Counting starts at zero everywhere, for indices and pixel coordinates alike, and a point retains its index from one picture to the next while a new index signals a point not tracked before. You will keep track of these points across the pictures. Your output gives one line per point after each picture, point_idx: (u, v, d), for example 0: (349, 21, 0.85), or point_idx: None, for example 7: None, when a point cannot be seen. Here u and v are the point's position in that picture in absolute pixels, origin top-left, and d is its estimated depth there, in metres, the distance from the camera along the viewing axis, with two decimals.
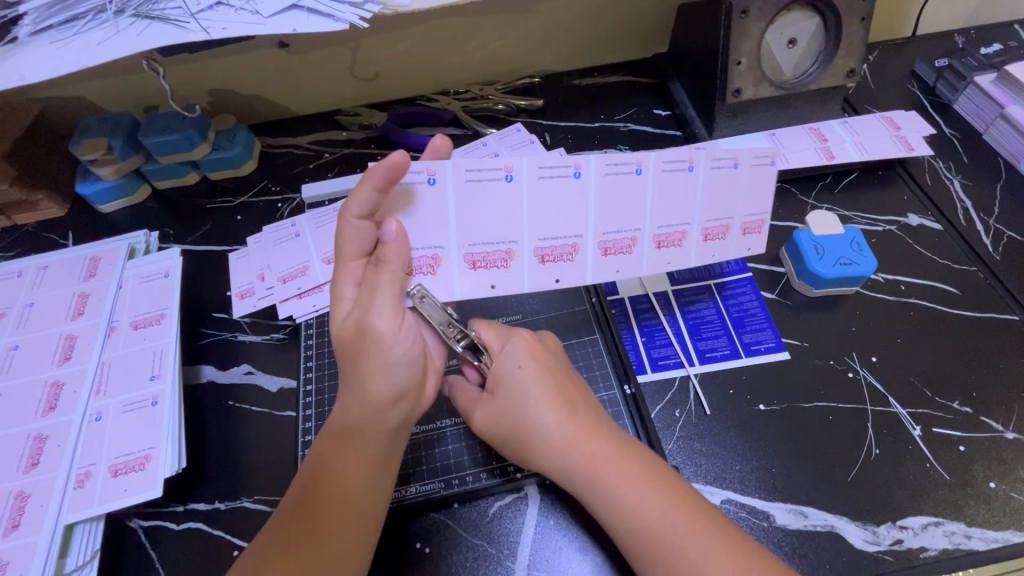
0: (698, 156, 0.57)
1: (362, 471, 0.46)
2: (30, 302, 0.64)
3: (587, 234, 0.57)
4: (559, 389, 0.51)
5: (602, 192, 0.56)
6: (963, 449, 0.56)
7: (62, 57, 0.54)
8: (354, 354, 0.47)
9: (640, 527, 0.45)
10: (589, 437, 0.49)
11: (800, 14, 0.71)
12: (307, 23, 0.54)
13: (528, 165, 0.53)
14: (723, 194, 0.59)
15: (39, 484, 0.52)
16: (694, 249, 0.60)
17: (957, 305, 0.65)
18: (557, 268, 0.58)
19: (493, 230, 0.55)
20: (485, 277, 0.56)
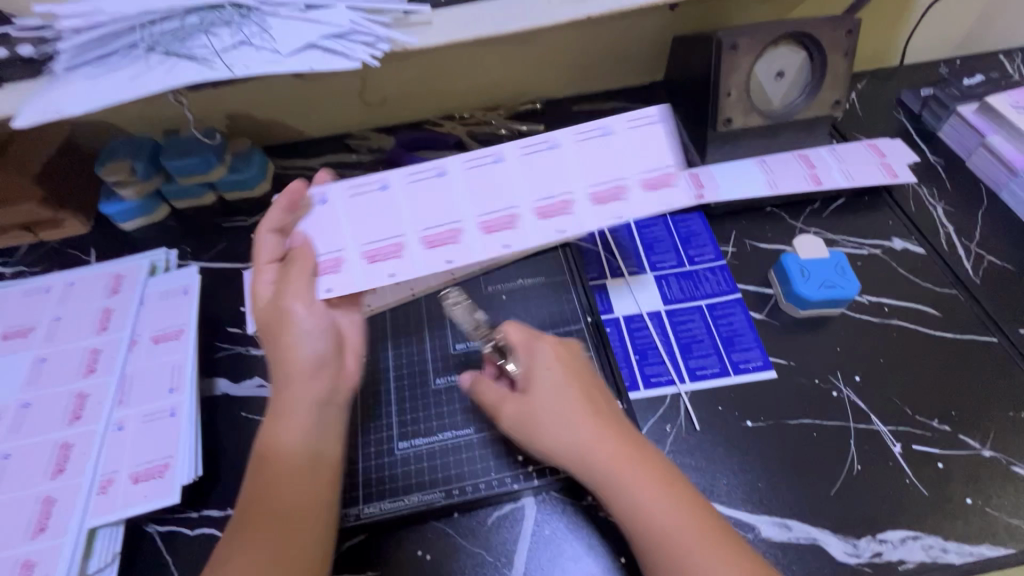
0: (561, 132, 0.59)
1: (302, 438, 0.51)
2: (57, 317, 0.68)
3: (467, 219, 0.59)
4: (582, 392, 0.53)
5: (474, 184, 0.60)
6: (942, 466, 0.59)
7: (96, 91, 0.59)
8: (273, 331, 0.56)
9: (656, 532, 0.46)
10: (609, 438, 0.50)
11: (787, 49, 0.75)
12: (322, 60, 0.60)
13: (400, 173, 0.60)
14: (603, 161, 0.58)
15: (64, 490, 0.55)
16: (589, 212, 0.57)
17: (938, 327, 0.68)
18: (448, 250, 0.58)
19: (381, 226, 0.59)
20: (384, 269, 0.57)
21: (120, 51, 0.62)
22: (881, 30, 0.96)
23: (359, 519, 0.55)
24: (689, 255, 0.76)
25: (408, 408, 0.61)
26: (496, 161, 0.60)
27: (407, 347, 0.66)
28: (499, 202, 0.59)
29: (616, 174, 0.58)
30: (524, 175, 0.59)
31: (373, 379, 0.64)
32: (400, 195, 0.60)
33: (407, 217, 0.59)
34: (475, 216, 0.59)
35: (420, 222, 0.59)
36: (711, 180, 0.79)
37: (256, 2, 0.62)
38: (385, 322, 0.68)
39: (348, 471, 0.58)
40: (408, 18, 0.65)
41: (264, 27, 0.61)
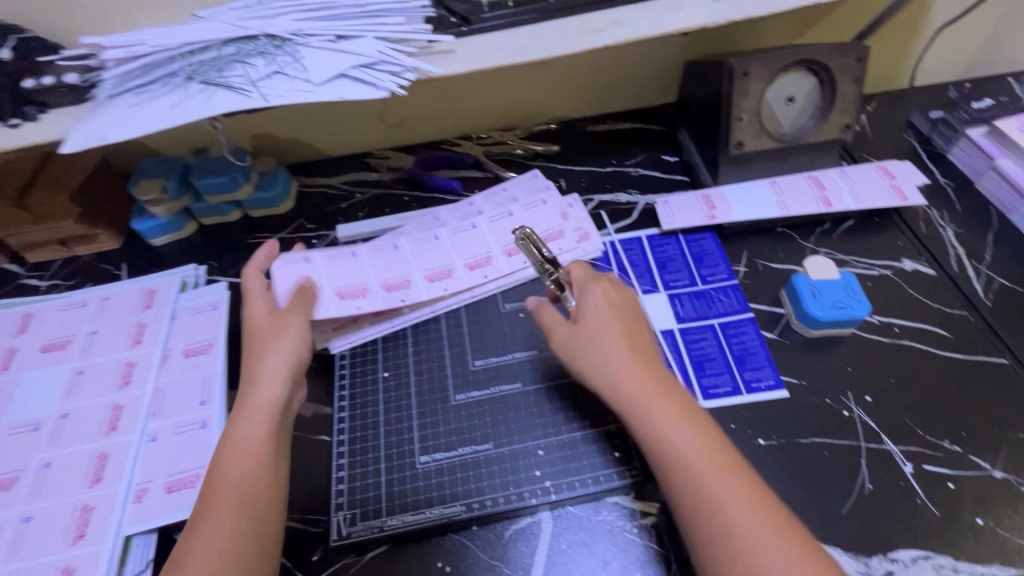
0: (474, 218, 0.80)
1: (257, 433, 0.55)
2: (93, 330, 0.71)
3: (414, 272, 0.74)
4: (626, 338, 0.59)
5: (419, 251, 0.76)
6: (952, 486, 0.60)
7: (139, 118, 0.62)
8: (256, 342, 0.62)
9: (674, 455, 0.51)
10: (648, 378, 0.55)
11: (797, 75, 0.77)
12: (352, 90, 0.63)
13: (365, 246, 0.76)
14: (509, 230, 0.79)
15: (101, 498, 0.57)
16: (504, 263, 0.75)
17: (948, 348, 0.69)
18: (403, 292, 0.72)
19: (352, 276, 0.72)
20: (353, 304, 0.70)
21: (162, 79, 0.65)
22: (887, 53, 0.98)
23: (383, 531, 0.57)
24: (702, 274, 0.78)
25: (429, 423, 0.63)
26: (434, 237, 0.78)
27: (427, 364, 0.68)
28: (437, 262, 0.75)
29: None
30: (453, 244, 0.77)
31: (396, 394, 0.66)
32: (366, 257, 0.75)
33: (371, 272, 0.73)
34: (421, 271, 0.74)
35: (380, 275, 0.73)
36: (723, 201, 0.81)
37: (289, 33, 0.66)
38: (407, 339, 0.70)
39: (372, 484, 0.60)
40: (431, 47, 0.68)
41: (297, 58, 0.65)
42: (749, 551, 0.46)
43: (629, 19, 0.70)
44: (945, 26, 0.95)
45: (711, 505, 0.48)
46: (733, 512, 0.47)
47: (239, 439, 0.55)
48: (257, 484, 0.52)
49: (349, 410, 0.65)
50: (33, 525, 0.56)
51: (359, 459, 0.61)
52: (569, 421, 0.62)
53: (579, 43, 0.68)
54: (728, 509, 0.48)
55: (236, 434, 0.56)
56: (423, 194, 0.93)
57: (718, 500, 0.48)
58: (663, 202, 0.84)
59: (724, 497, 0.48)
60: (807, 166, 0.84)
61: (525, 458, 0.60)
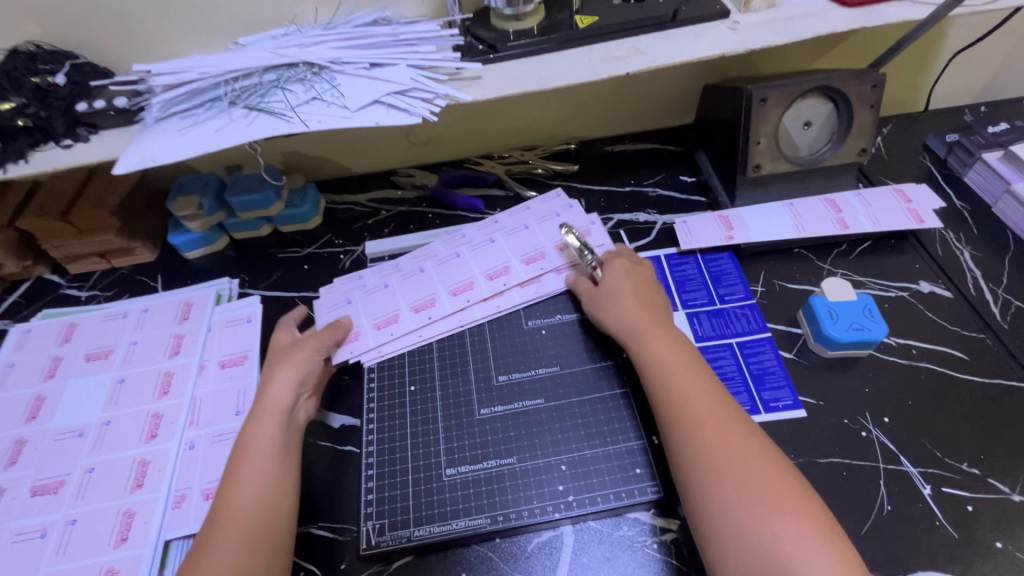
0: (494, 232, 0.84)
1: (264, 435, 0.59)
2: (134, 341, 0.74)
3: (439, 292, 0.77)
4: (632, 286, 0.70)
5: (442, 271, 0.80)
6: (971, 509, 0.60)
7: (186, 141, 0.65)
8: (275, 362, 0.67)
9: (654, 364, 0.62)
10: (644, 310, 0.67)
11: (814, 100, 0.79)
12: (387, 116, 0.66)
13: (395, 275, 0.81)
14: (526, 241, 0.82)
15: (142, 503, 0.60)
16: (522, 271, 0.78)
17: (966, 370, 0.70)
18: (430, 312, 0.75)
19: (385, 305, 0.77)
20: (386, 333, 0.74)
21: (206, 104, 0.69)
22: (900, 78, 1.00)
23: (411, 541, 0.58)
24: (719, 293, 0.79)
25: (455, 436, 0.65)
26: (456, 255, 0.82)
27: (453, 378, 0.70)
28: (460, 276, 0.79)
29: (536, 246, 0.81)
30: (473, 259, 0.81)
31: (422, 407, 0.68)
32: (396, 284, 0.79)
33: (401, 297, 0.77)
34: (444, 289, 0.78)
35: (409, 299, 0.77)
36: (741, 222, 0.83)
37: (326, 61, 0.69)
38: (432, 354, 0.73)
39: (400, 496, 0.61)
40: (460, 74, 0.71)
41: (334, 85, 0.68)
42: (701, 430, 0.55)
43: (650, 47, 0.72)
44: (960, 52, 0.96)
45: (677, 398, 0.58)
46: (696, 405, 0.57)
47: (250, 437, 0.59)
48: (257, 493, 0.55)
49: (377, 422, 0.67)
50: (79, 527, 0.59)
51: (387, 471, 0.63)
52: (591, 437, 0.64)
53: (603, 71, 0.70)
54: (691, 401, 0.57)
55: (245, 437, 0.59)
56: (446, 211, 0.96)
57: (684, 394, 0.58)
58: (681, 223, 0.86)
59: (691, 394, 0.58)
60: (824, 188, 0.86)
61: (548, 473, 0.62)
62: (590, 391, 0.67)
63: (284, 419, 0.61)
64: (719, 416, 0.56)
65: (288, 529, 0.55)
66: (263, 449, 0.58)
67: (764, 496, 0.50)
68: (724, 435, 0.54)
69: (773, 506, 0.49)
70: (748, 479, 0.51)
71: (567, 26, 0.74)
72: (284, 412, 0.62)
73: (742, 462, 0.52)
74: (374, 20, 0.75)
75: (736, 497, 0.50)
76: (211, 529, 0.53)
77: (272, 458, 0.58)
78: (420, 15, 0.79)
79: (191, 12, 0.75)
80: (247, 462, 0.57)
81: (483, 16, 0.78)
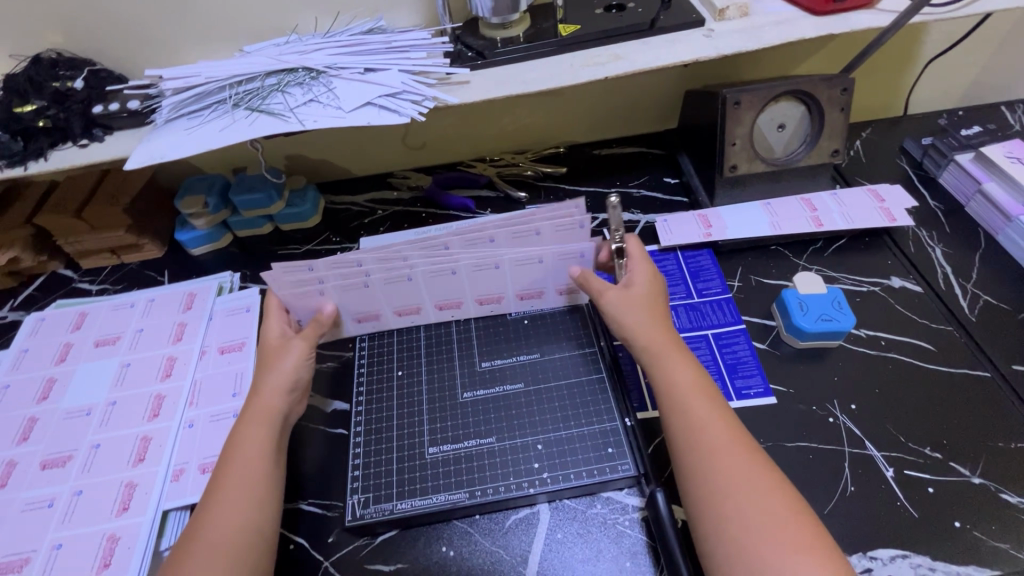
0: (502, 257, 0.71)
1: (260, 439, 0.60)
2: (140, 328, 0.79)
3: (426, 303, 0.75)
4: (652, 302, 0.68)
5: (433, 284, 0.73)
6: (932, 490, 0.62)
7: (191, 140, 0.70)
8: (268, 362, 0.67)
9: (674, 388, 0.61)
10: (661, 330, 0.66)
11: (787, 103, 0.83)
12: (378, 116, 0.70)
13: (376, 273, 0.70)
14: (533, 277, 0.73)
15: (144, 476, 0.64)
16: (513, 305, 0.77)
17: (933, 361, 0.72)
18: (412, 318, 0.77)
19: (367, 302, 0.73)
20: (367, 325, 0.77)
21: (211, 106, 0.74)
22: (878, 84, 1.04)
23: (394, 513, 0.61)
24: (697, 288, 0.83)
25: (438, 416, 0.69)
26: (451, 272, 0.71)
27: (439, 364, 0.74)
28: (450, 294, 0.74)
29: (539, 285, 0.75)
30: (468, 281, 0.73)
31: (408, 391, 0.71)
32: (377, 286, 0.71)
33: (385, 300, 0.74)
34: (432, 301, 0.75)
35: (393, 303, 0.74)
36: (719, 220, 0.87)
37: (324, 67, 0.74)
38: (420, 342, 0.76)
39: (384, 471, 0.65)
40: (449, 79, 0.76)
41: (330, 88, 0.73)
42: (717, 463, 0.55)
43: (629, 53, 0.77)
44: (935, 59, 1.00)
45: (695, 430, 0.57)
46: (712, 438, 0.56)
47: (244, 434, 0.60)
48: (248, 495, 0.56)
49: (365, 404, 0.71)
50: (84, 498, 0.63)
51: (373, 449, 0.66)
52: (567, 419, 0.67)
53: (583, 74, 0.75)
54: (708, 436, 0.57)
55: (237, 439, 0.60)
56: (439, 211, 1.00)
57: (700, 427, 0.57)
58: (662, 221, 0.89)
59: (708, 427, 0.57)
60: (801, 189, 0.89)
61: (525, 451, 0.65)
62: (568, 375, 0.71)
63: (276, 422, 0.62)
64: (732, 449, 0.56)
65: (274, 528, 0.56)
66: (255, 449, 0.59)
67: (778, 534, 0.50)
68: (739, 470, 0.54)
69: (784, 539, 0.50)
70: (763, 516, 0.51)
71: (551, 34, 0.79)
72: (275, 415, 0.62)
73: (758, 496, 0.52)
74: (370, 29, 0.80)
75: (751, 533, 0.50)
76: (202, 517, 0.55)
77: (265, 457, 0.59)
78: (414, 24, 0.85)
79: (201, 22, 0.81)
80: (240, 461, 0.58)
81: (473, 25, 0.83)
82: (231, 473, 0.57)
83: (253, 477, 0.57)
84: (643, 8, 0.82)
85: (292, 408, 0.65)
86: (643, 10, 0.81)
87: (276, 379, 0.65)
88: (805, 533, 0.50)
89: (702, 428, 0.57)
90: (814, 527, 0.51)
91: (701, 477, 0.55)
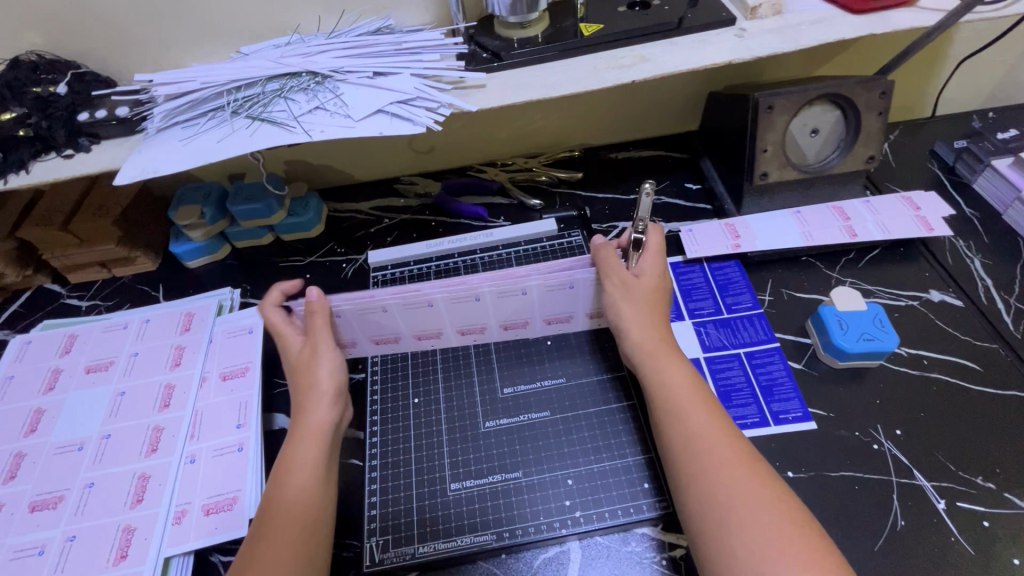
0: (530, 281, 0.65)
1: (309, 456, 0.56)
2: (135, 352, 0.74)
3: (446, 328, 0.70)
4: (658, 297, 0.64)
5: (455, 310, 0.67)
6: (988, 524, 0.59)
7: (188, 151, 0.64)
8: (306, 373, 0.61)
9: (670, 394, 0.57)
10: (657, 328, 0.62)
11: (822, 107, 0.78)
12: (390, 125, 0.65)
13: (396, 300, 0.65)
14: (562, 302, 0.69)
15: (143, 519, 0.59)
16: (540, 330, 0.72)
17: (979, 382, 0.68)
18: (432, 342, 0.72)
19: (384, 327, 0.68)
20: (384, 347, 0.72)
21: (209, 113, 0.68)
22: (907, 83, 0.99)
23: (415, 558, 0.57)
24: (726, 302, 0.79)
25: (459, 448, 0.64)
26: (475, 298, 0.66)
27: (457, 390, 0.69)
28: (474, 320, 0.69)
29: (568, 309, 0.70)
30: (493, 307, 0.68)
31: (426, 420, 0.67)
32: (396, 311, 0.66)
33: (404, 325, 0.69)
34: (453, 326, 0.70)
35: (412, 327, 0.69)
36: (747, 230, 0.82)
37: (330, 70, 0.69)
38: (436, 366, 0.71)
39: (404, 510, 0.60)
40: (464, 83, 0.71)
41: (336, 94, 0.68)
42: (723, 477, 0.51)
43: (656, 55, 0.72)
44: (968, 58, 0.95)
45: (691, 436, 0.54)
46: (710, 445, 0.53)
47: (293, 454, 0.56)
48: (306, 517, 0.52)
49: (380, 435, 0.66)
50: (78, 544, 0.58)
51: (391, 485, 0.62)
52: (598, 451, 0.63)
53: (609, 78, 0.69)
54: (703, 442, 0.53)
55: (288, 461, 0.56)
56: (450, 220, 0.95)
57: (696, 432, 0.54)
58: (687, 231, 0.85)
59: (703, 432, 0.54)
60: (832, 196, 0.84)
61: (554, 487, 0.60)
62: (598, 403, 0.66)
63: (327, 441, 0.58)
64: (732, 456, 0.52)
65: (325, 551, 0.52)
66: (309, 472, 0.55)
67: (781, 547, 0.46)
68: (737, 478, 0.50)
69: (798, 562, 0.45)
70: (768, 528, 0.47)
71: (571, 34, 0.74)
72: (325, 430, 0.58)
73: (761, 507, 0.49)
74: (377, 29, 0.75)
75: (753, 545, 0.47)
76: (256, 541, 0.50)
77: (316, 481, 0.55)
78: (423, 23, 0.79)
79: (194, 22, 0.75)
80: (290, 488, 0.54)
81: (487, 23, 0.77)
82: (279, 505, 0.53)
83: (302, 507, 0.53)
84: (670, 6, 0.76)
85: (339, 418, 0.61)
86: (670, 8, 0.76)
87: (319, 387, 0.60)
88: (810, 547, 0.46)
89: (697, 432, 0.54)
90: (825, 546, 0.47)
91: (697, 485, 0.51)
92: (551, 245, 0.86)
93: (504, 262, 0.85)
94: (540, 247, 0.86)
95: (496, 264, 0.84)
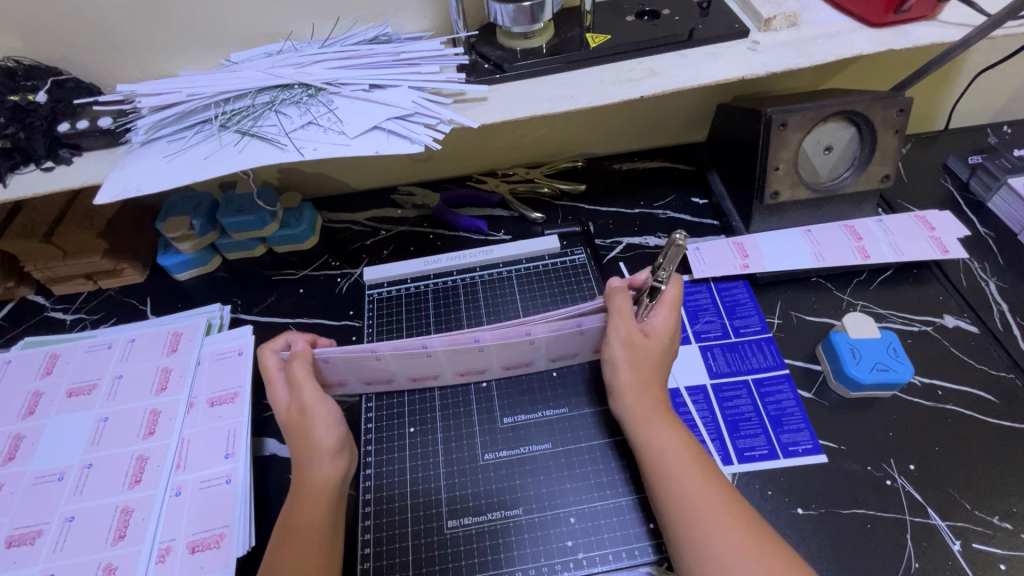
0: (534, 324, 0.60)
1: (317, 516, 0.54)
2: (119, 374, 0.71)
3: (443, 370, 0.66)
4: (659, 356, 0.60)
5: (454, 356, 0.63)
6: (1005, 567, 0.57)
7: (172, 170, 0.61)
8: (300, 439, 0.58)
9: (661, 455, 0.55)
10: (651, 392, 0.59)
11: (836, 125, 0.75)
12: (387, 142, 0.62)
13: (389, 346, 0.59)
14: (568, 343, 0.65)
15: (124, 557, 0.57)
16: (543, 367, 0.69)
17: (995, 414, 0.66)
18: (428, 381, 0.68)
19: (376, 371, 0.64)
20: (376, 386, 0.67)
21: (195, 126, 0.65)
22: (923, 96, 0.96)
23: None
24: (734, 325, 0.76)
25: (456, 483, 0.62)
26: (476, 342, 0.61)
27: (455, 421, 0.66)
28: (473, 364, 0.65)
29: (574, 348, 0.66)
30: (496, 352, 0.63)
31: (422, 451, 0.64)
32: (388, 358, 0.61)
33: (399, 368, 0.64)
34: (452, 370, 0.66)
35: (408, 370, 0.65)
36: (756, 249, 0.80)
37: (323, 83, 0.65)
38: (434, 403, 0.68)
39: (398, 549, 0.58)
40: (463, 96, 0.67)
41: (330, 108, 0.65)
42: (723, 541, 0.48)
43: (666, 68, 0.68)
44: (986, 71, 0.92)
45: (683, 499, 0.52)
46: (706, 509, 0.50)
47: (302, 515, 0.54)
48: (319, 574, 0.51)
49: (374, 467, 0.63)
50: None
51: (386, 522, 0.59)
52: (602, 487, 0.60)
53: (616, 93, 0.66)
54: (698, 504, 0.51)
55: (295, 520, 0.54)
56: (448, 232, 0.92)
57: (689, 494, 0.51)
58: (693, 249, 0.82)
59: (698, 496, 0.51)
60: (843, 214, 0.82)
61: (556, 526, 0.58)
62: (602, 435, 0.64)
63: (335, 500, 0.56)
64: (728, 524, 0.49)
65: None
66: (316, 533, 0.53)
67: None
68: (736, 544, 0.48)
69: None
70: None
71: (577, 45, 0.70)
72: (335, 485, 0.56)
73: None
74: (375, 37, 0.71)
75: None
76: None
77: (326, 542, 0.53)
78: (421, 31, 0.76)
79: (181, 27, 0.71)
80: (295, 549, 0.52)
81: (489, 32, 0.74)
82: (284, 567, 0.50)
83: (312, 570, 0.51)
84: (680, 16, 0.73)
85: (346, 468, 0.59)
86: (681, 18, 0.73)
87: (319, 445, 0.57)
88: None
89: (690, 493, 0.52)
90: None
91: (694, 549, 0.49)
92: (553, 263, 0.84)
93: (505, 281, 0.82)
94: (542, 266, 0.83)
95: (496, 284, 0.82)
